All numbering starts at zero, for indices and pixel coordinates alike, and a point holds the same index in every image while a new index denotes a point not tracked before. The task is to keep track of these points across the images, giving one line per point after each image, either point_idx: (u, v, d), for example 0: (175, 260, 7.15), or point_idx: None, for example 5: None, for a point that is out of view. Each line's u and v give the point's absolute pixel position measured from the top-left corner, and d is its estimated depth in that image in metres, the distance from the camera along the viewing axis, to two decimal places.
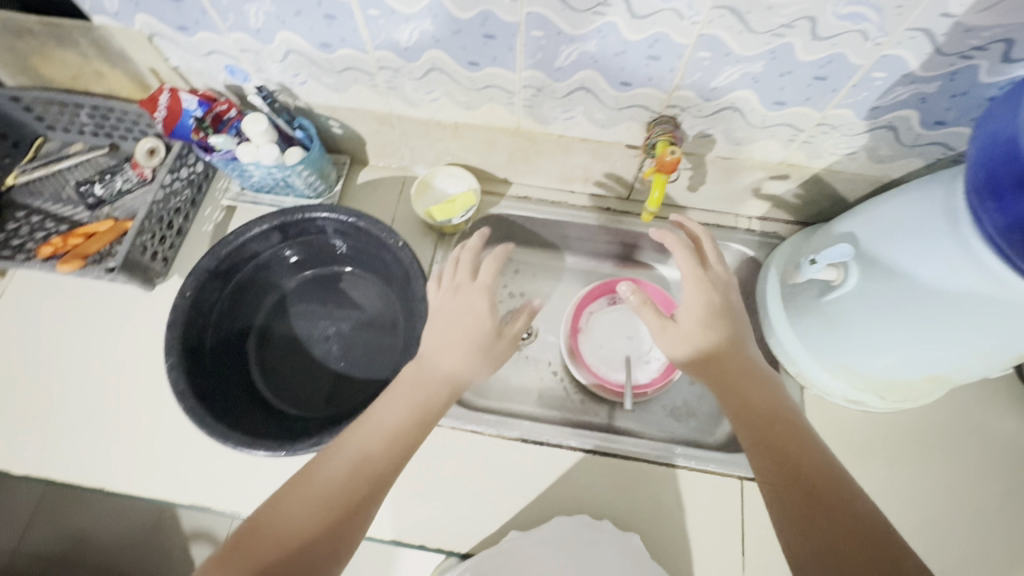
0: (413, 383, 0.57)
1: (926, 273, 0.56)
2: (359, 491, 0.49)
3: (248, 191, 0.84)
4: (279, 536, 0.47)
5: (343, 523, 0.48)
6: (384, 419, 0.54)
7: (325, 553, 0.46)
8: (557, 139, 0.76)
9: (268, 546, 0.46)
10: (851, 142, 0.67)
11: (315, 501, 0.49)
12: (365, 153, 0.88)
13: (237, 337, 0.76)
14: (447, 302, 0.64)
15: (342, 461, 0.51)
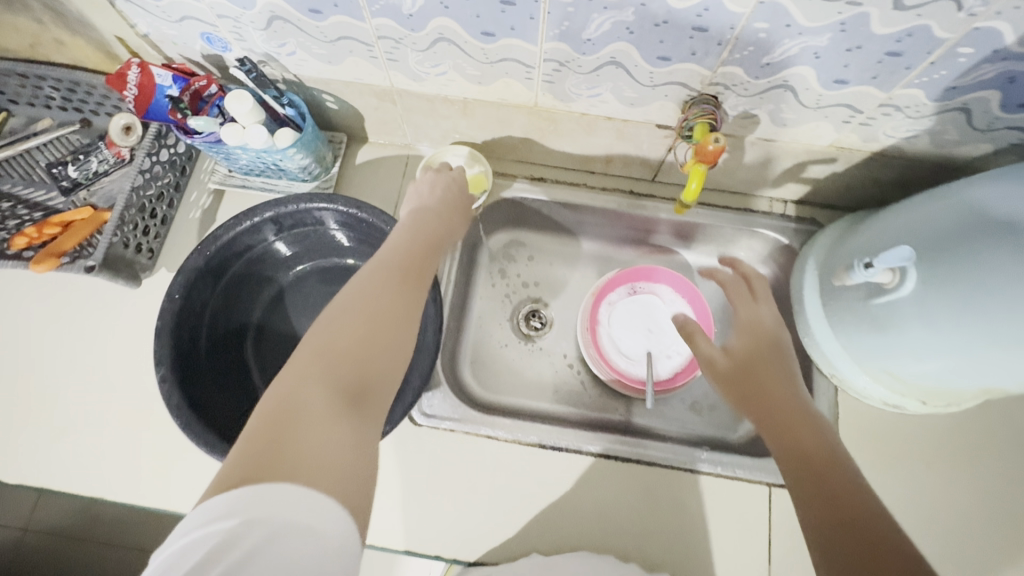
0: (424, 228, 0.57)
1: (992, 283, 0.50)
2: (409, 305, 0.47)
3: (237, 174, 0.76)
4: (345, 337, 0.43)
5: (403, 326, 0.46)
6: (404, 251, 0.52)
7: (395, 349, 0.45)
8: (578, 118, 0.68)
9: (342, 347, 0.42)
10: (914, 125, 0.59)
11: (370, 303, 0.45)
12: (363, 130, 0.80)
13: (233, 337, 0.71)
14: (433, 203, 0.62)
15: (382, 282, 0.48)
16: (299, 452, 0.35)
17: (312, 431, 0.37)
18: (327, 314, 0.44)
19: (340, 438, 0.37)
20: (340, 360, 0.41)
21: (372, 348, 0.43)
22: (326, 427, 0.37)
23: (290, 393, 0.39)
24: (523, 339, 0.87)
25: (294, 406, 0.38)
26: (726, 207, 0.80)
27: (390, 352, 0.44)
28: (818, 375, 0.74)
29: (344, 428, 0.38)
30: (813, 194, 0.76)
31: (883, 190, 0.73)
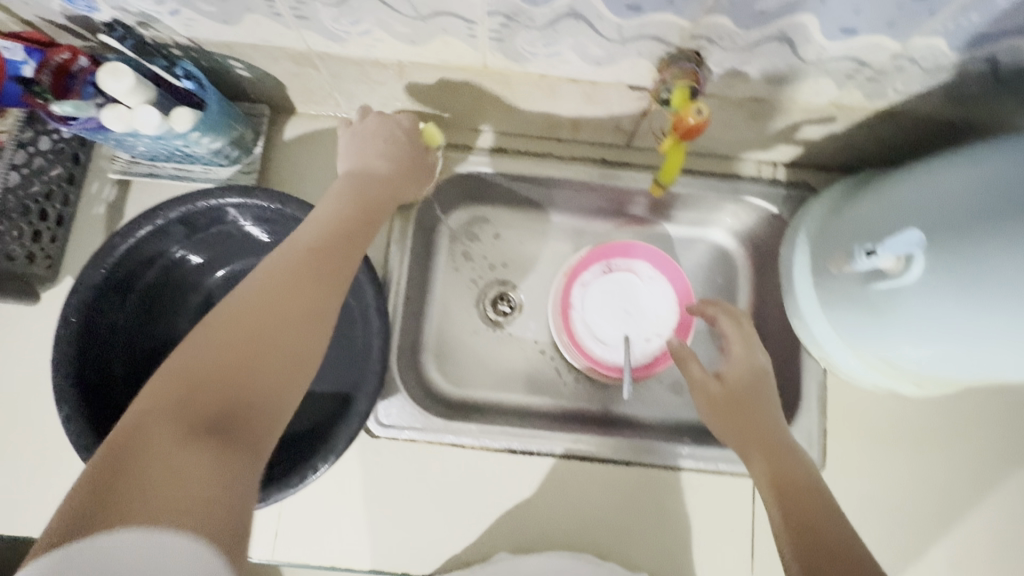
0: (363, 193, 0.53)
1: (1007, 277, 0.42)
2: (307, 310, 0.42)
3: (142, 159, 0.65)
4: (215, 357, 0.38)
5: (299, 336, 0.41)
6: (314, 236, 0.47)
7: (288, 372, 0.40)
8: (537, 80, 0.57)
9: (208, 361, 0.37)
10: (930, 79, 0.50)
11: (250, 319, 0.40)
12: (288, 100, 0.68)
13: (158, 353, 0.62)
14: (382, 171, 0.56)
15: (281, 283, 0.42)
16: (143, 487, 0.31)
17: (162, 458, 0.32)
18: (201, 331, 0.39)
19: (196, 463, 0.33)
20: (206, 378, 0.37)
21: (242, 371, 0.38)
22: (186, 452, 0.33)
23: (146, 416, 0.34)
24: (490, 326, 0.79)
25: (150, 429, 0.34)
26: (710, 173, 0.71)
27: (270, 375, 0.39)
28: (806, 357, 0.69)
29: (210, 453, 0.34)
30: (806, 155, 0.68)
31: (885, 150, 0.64)
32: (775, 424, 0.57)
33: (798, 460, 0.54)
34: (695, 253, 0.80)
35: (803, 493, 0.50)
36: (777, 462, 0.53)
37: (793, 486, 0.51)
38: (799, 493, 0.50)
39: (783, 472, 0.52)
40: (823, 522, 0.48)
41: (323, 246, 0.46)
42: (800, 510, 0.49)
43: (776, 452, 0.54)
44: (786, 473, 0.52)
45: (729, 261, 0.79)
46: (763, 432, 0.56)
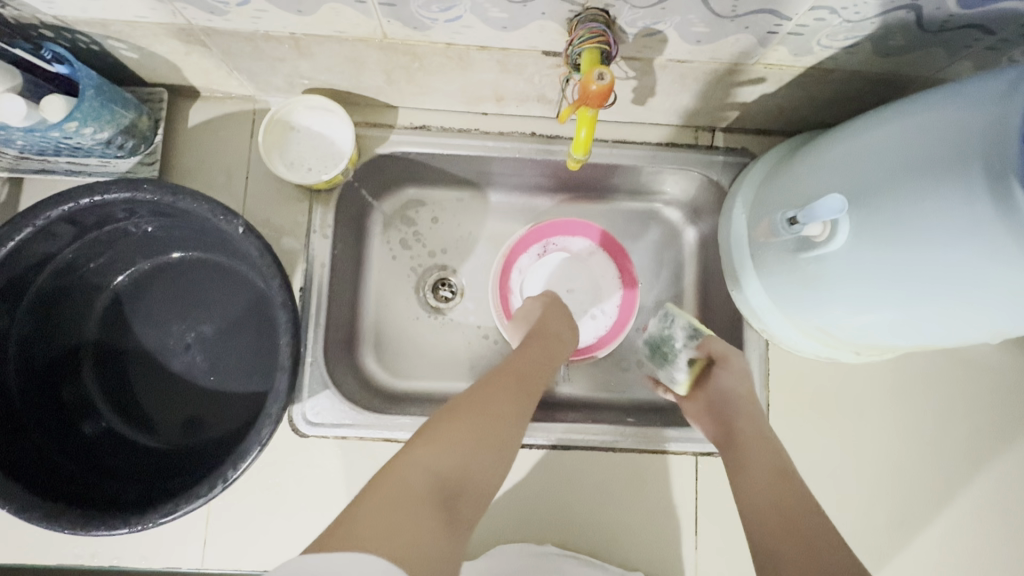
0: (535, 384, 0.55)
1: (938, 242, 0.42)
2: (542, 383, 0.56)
3: (29, 154, 0.60)
4: (478, 425, 0.48)
5: (520, 414, 0.51)
6: (522, 376, 0.55)
7: (514, 428, 0.50)
8: (446, 50, 0.53)
9: (469, 448, 0.46)
10: (855, 31, 0.47)
11: (490, 425, 0.48)
12: (187, 83, 0.63)
13: (63, 364, 0.59)
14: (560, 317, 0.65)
15: (537, 352, 0.59)
16: (382, 531, 0.38)
17: (412, 517, 0.40)
18: (473, 396, 0.50)
19: (431, 530, 0.40)
20: (474, 454, 0.46)
21: (495, 447, 0.47)
22: (422, 519, 0.40)
23: (400, 475, 0.43)
24: (432, 313, 0.77)
25: (411, 482, 0.42)
26: (646, 142, 0.68)
27: (514, 433, 0.50)
28: (749, 328, 0.67)
29: (438, 529, 0.41)
30: (743, 119, 0.65)
31: (823, 109, 0.61)
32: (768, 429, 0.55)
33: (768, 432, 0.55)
34: (640, 227, 0.77)
35: (781, 477, 0.49)
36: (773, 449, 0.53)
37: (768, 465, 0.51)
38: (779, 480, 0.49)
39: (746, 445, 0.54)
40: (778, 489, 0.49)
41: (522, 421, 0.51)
42: (777, 489, 0.49)
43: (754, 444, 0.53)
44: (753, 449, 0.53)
45: (674, 233, 0.77)
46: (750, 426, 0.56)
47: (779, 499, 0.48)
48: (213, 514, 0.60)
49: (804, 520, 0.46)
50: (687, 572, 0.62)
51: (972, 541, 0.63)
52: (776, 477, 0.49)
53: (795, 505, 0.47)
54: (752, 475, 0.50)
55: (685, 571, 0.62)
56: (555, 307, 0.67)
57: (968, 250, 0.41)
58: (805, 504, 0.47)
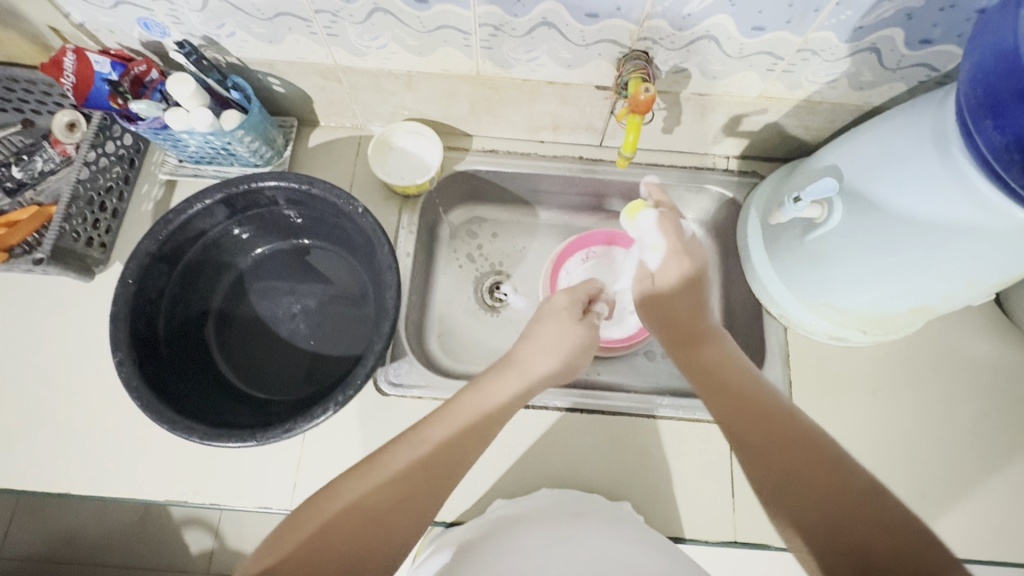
0: (433, 456, 0.51)
1: (897, 212, 0.55)
2: (458, 461, 0.52)
3: (188, 163, 0.76)
4: (337, 523, 0.46)
5: (412, 503, 0.48)
6: (412, 452, 0.50)
7: (396, 523, 0.47)
8: (521, 85, 0.70)
9: (323, 550, 0.44)
10: (832, 69, 0.63)
11: (367, 502, 0.47)
12: (313, 114, 0.81)
13: (195, 323, 0.71)
14: (552, 356, 0.62)
15: (451, 422, 0.53)
16: None
17: None
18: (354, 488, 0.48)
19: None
20: (328, 559, 0.44)
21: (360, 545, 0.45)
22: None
23: None
24: (489, 311, 0.87)
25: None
26: (672, 166, 0.83)
27: (399, 531, 0.47)
28: (768, 318, 0.77)
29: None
30: (751, 146, 0.80)
31: (816, 137, 0.77)
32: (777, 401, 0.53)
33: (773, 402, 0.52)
34: None
35: (802, 462, 0.47)
36: (757, 441, 0.50)
37: (780, 448, 0.49)
38: (776, 441, 0.49)
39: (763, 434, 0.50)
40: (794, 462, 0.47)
41: (398, 505, 0.48)
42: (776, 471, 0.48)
43: (760, 426, 0.51)
44: (770, 431, 0.50)
45: (698, 247, 0.89)
46: (758, 408, 0.52)
47: (794, 495, 0.46)
48: (303, 461, 0.68)
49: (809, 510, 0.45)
50: (726, 533, 0.67)
51: (988, 513, 0.69)
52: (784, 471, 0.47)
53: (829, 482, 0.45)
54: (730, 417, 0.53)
55: (724, 532, 0.67)
56: (559, 329, 0.64)
57: (922, 215, 0.53)
58: (816, 477, 0.46)
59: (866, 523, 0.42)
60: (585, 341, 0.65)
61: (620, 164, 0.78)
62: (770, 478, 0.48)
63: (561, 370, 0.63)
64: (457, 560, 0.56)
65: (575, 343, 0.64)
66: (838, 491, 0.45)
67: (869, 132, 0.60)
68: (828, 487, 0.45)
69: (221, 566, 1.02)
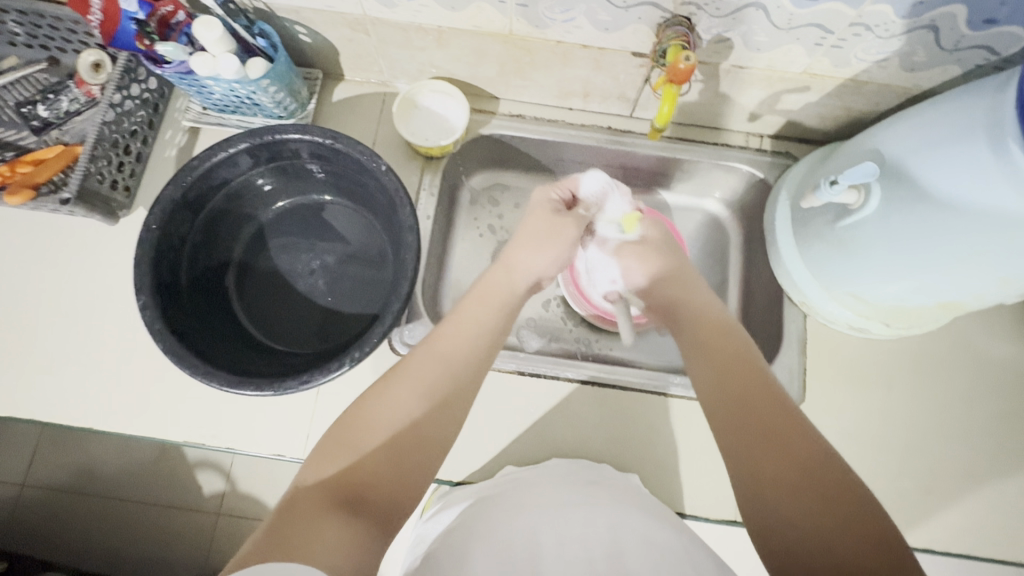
0: (455, 352, 0.54)
1: (936, 203, 0.53)
2: (480, 348, 0.56)
3: (211, 111, 0.76)
4: (393, 430, 0.48)
5: (449, 401, 0.51)
6: (445, 356, 0.54)
7: (433, 417, 0.50)
8: (555, 47, 0.68)
9: (383, 461, 0.46)
10: (884, 47, 0.60)
11: (403, 406, 0.50)
12: (339, 67, 0.79)
13: (217, 272, 0.72)
14: (543, 256, 0.66)
15: (462, 321, 0.57)
16: (298, 548, 0.38)
17: (312, 530, 0.40)
18: (383, 396, 0.50)
19: (333, 537, 0.40)
20: (384, 469, 0.46)
21: (408, 452, 0.48)
22: (324, 526, 0.41)
23: (309, 494, 0.43)
24: None
25: (318, 501, 0.42)
26: (703, 142, 0.80)
27: (441, 430, 0.50)
28: (789, 304, 0.76)
29: (343, 530, 0.41)
30: (788, 125, 0.77)
31: (857, 120, 0.74)
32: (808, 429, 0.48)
33: (803, 431, 0.48)
34: (691, 220, 0.89)
35: (773, 438, 0.47)
36: (740, 428, 0.49)
37: (774, 464, 0.46)
38: (753, 428, 0.48)
39: (760, 438, 0.48)
40: (776, 466, 0.46)
41: (438, 414, 0.50)
42: (750, 442, 0.48)
43: (745, 406, 0.50)
44: (746, 414, 0.50)
45: (722, 227, 0.88)
46: (742, 384, 0.52)
47: (762, 471, 0.46)
48: (316, 412, 0.70)
49: (772, 476, 0.45)
50: (726, 512, 0.68)
51: (993, 512, 0.69)
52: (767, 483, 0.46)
53: (815, 502, 0.43)
54: (709, 368, 0.55)
55: (725, 511, 0.68)
56: (541, 225, 0.67)
57: (964, 208, 0.51)
58: (788, 466, 0.45)
59: (836, 522, 0.42)
60: (571, 233, 0.68)
61: (651, 138, 0.75)
62: (740, 472, 0.48)
63: (552, 266, 0.67)
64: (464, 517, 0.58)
65: (558, 237, 0.67)
66: (802, 483, 0.44)
67: (917, 116, 0.57)
68: (826, 503, 0.43)
69: (232, 507, 1.06)
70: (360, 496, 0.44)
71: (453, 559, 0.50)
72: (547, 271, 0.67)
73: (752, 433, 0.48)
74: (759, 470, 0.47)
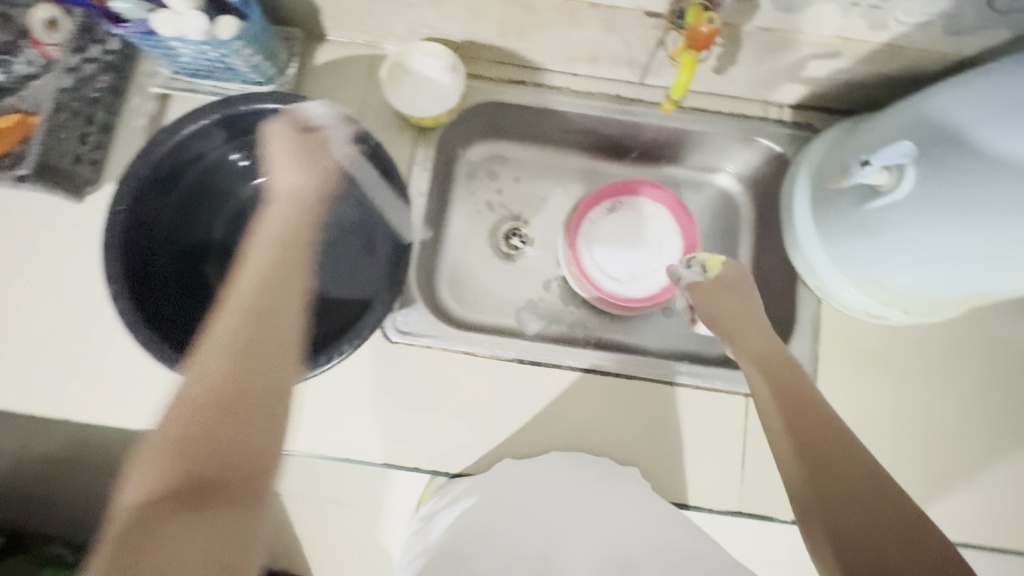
0: (246, 303, 0.47)
1: (978, 187, 0.48)
2: (282, 292, 0.49)
3: (182, 75, 0.69)
4: (189, 408, 0.42)
5: (251, 359, 0.45)
6: (236, 307, 0.47)
7: (236, 379, 0.44)
8: (560, 4, 0.61)
9: (196, 442, 0.41)
10: (928, 8, 0.54)
11: (216, 376, 0.43)
12: (321, 26, 0.72)
13: (196, 254, 0.67)
14: (300, 173, 0.57)
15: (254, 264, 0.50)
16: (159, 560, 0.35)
17: (170, 537, 0.36)
18: (203, 347, 0.45)
19: (185, 541, 0.37)
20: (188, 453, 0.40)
21: (228, 418, 0.42)
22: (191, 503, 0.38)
23: (149, 494, 0.38)
24: (504, 259, 0.83)
25: (162, 502, 0.38)
26: (718, 112, 0.74)
27: (264, 387, 0.45)
28: (803, 288, 0.72)
29: (187, 533, 0.37)
30: (812, 94, 0.71)
31: (887, 90, 0.68)
32: (831, 415, 0.50)
33: (830, 419, 0.49)
34: (702, 196, 0.84)
35: (860, 488, 0.44)
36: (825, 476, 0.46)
37: (826, 460, 0.46)
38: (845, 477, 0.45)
39: (841, 487, 0.44)
40: (868, 520, 0.42)
41: (242, 370, 0.44)
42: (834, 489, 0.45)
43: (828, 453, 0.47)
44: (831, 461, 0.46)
45: (734, 204, 0.83)
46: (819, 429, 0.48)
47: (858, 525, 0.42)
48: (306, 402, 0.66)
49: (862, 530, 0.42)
50: (731, 503, 0.67)
51: (1002, 502, 0.67)
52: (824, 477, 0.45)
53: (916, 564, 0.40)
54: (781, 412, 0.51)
55: (730, 502, 0.66)
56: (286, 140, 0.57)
57: (1010, 194, 0.46)
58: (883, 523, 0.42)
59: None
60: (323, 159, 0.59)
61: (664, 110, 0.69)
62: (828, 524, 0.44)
63: (305, 184, 0.57)
64: None
65: (314, 154, 0.58)
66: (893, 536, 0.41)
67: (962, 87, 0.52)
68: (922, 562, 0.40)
69: None
70: (199, 484, 0.39)
71: None
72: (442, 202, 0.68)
73: (837, 479, 0.45)
74: (811, 464, 0.46)
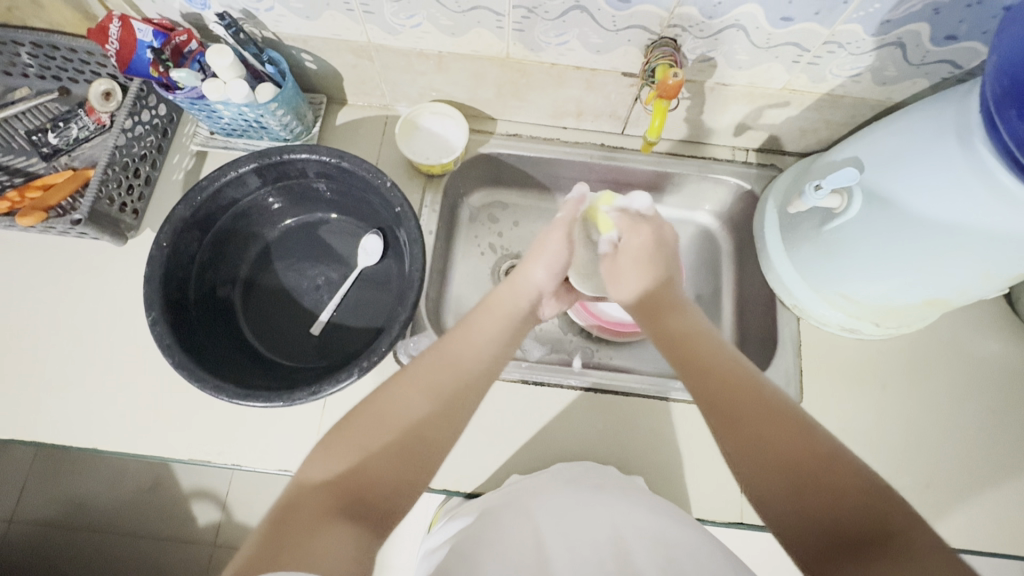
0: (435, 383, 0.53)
1: (910, 208, 0.56)
2: (452, 380, 0.54)
3: (219, 135, 0.78)
4: (341, 464, 0.46)
5: (403, 434, 0.48)
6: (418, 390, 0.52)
7: (383, 447, 0.47)
8: (549, 68, 0.72)
9: (338, 491, 0.44)
10: (855, 64, 0.64)
11: (360, 442, 0.47)
12: (343, 93, 0.83)
13: (225, 288, 0.73)
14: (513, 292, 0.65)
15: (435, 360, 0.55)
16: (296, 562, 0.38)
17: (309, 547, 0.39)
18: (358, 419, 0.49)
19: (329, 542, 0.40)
20: (333, 497, 0.43)
21: (357, 477, 0.45)
22: (325, 531, 0.41)
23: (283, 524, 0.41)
24: None
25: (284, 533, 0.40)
26: (691, 156, 0.84)
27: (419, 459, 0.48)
28: (782, 309, 0.78)
29: (338, 540, 0.41)
30: (772, 138, 0.81)
31: (836, 133, 0.78)
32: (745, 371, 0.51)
33: (753, 385, 0.49)
34: (684, 232, 0.92)
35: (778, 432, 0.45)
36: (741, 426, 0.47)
37: (760, 432, 0.46)
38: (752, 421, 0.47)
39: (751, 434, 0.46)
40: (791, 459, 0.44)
41: (392, 443, 0.48)
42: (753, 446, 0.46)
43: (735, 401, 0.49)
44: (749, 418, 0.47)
45: (713, 238, 0.91)
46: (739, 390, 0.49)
47: (783, 470, 0.44)
48: (322, 426, 0.70)
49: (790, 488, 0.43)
50: (734, 515, 0.69)
51: (994, 509, 0.70)
52: (769, 457, 0.44)
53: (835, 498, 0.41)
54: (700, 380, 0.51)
55: (731, 513, 0.69)
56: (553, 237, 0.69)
57: (938, 210, 0.54)
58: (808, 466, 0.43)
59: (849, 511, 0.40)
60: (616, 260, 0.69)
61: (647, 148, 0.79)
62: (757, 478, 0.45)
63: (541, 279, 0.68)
64: (478, 524, 0.58)
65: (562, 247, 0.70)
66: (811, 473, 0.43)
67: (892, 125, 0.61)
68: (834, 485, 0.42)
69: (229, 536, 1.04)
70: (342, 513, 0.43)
71: (464, 566, 0.50)
72: (547, 284, 0.69)
73: (760, 436, 0.46)
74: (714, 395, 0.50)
